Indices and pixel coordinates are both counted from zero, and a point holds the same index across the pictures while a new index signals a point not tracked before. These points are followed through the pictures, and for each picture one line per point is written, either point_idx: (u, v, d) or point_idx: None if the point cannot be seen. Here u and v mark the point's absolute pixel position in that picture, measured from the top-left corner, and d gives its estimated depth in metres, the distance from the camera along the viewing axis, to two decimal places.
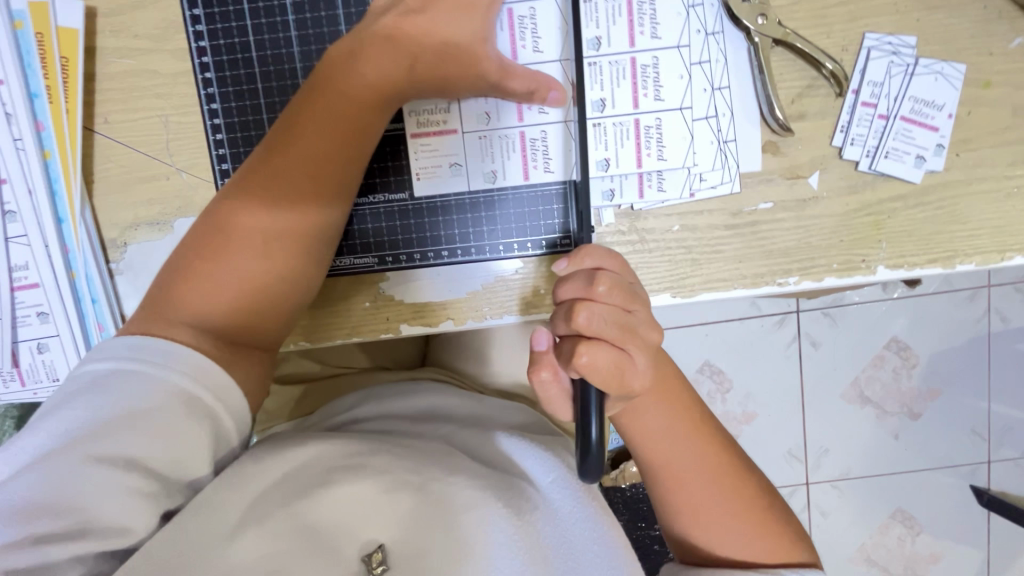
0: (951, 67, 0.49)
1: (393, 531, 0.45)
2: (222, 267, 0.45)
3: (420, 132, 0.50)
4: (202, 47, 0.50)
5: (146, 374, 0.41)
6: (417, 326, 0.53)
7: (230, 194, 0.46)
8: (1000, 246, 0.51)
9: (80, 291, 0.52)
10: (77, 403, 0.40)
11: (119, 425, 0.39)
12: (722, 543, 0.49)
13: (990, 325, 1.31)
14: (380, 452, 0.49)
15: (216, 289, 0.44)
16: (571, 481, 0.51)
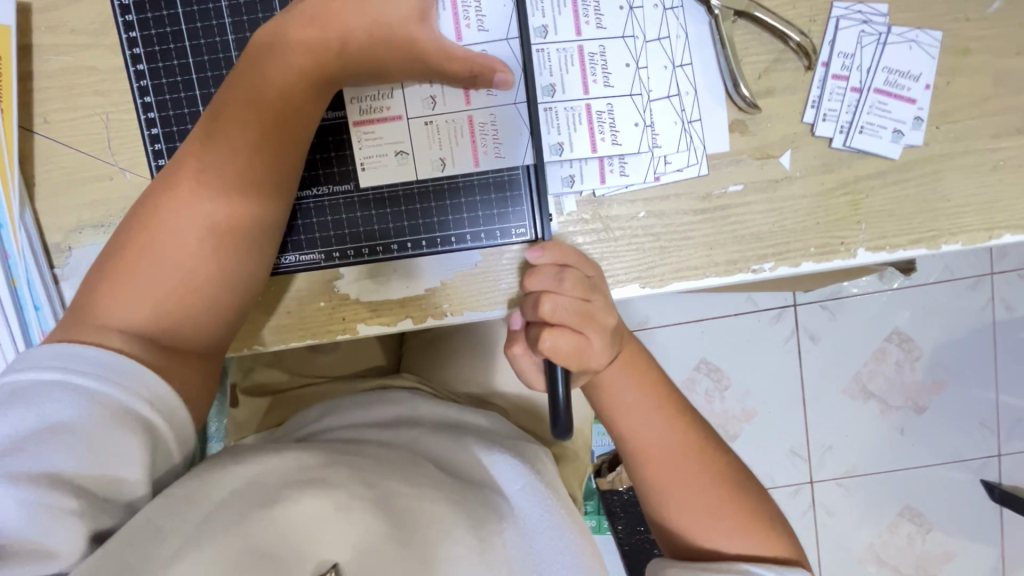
0: (926, 34, 0.46)
1: (349, 549, 0.41)
2: (148, 262, 0.43)
3: (364, 119, 0.48)
4: (134, 38, 0.49)
5: (74, 386, 0.38)
6: (375, 325, 0.51)
7: (161, 192, 0.44)
8: (988, 224, 0.49)
9: (22, 299, 0.51)
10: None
11: (44, 442, 0.37)
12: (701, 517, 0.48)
13: (994, 314, 1.29)
14: (338, 464, 0.46)
15: (151, 290, 0.43)
16: (539, 489, 0.52)
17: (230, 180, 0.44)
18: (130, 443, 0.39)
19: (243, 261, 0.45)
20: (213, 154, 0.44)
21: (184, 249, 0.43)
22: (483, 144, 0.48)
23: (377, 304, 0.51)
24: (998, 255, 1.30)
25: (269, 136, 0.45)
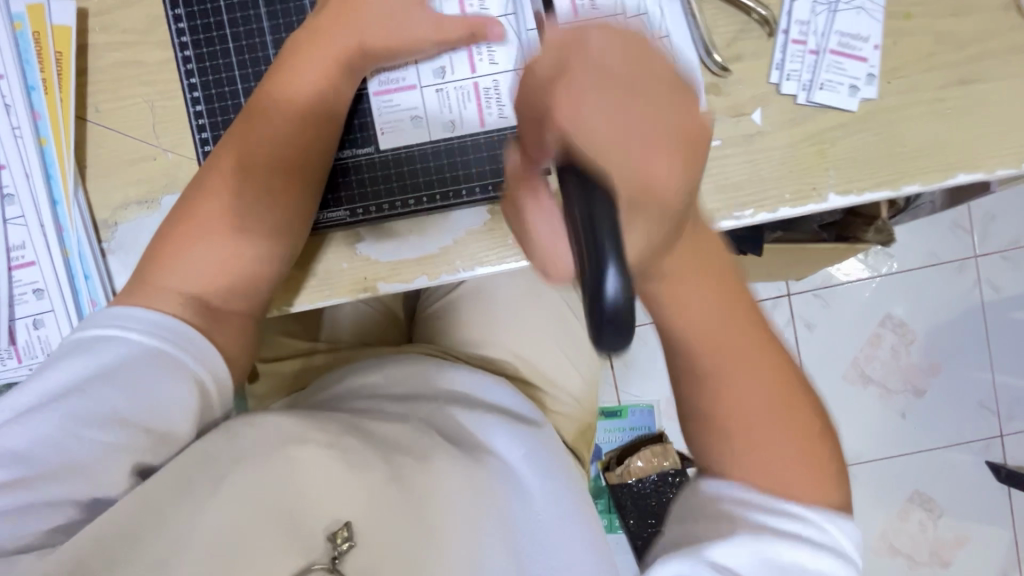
0: (871, 2, 0.53)
1: (357, 509, 0.46)
2: (209, 224, 0.49)
3: (383, 89, 0.55)
4: (182, 28, 0.55)
5: (119, 336, 0.44)
6: (394, 283, 0.56)
7: (211, 172, 0.50)
8: (944, 164, 0.54)
9: (73, 269, 0.55)
10: (56, 368, 0.43)
11: (95, 385, 0.42)
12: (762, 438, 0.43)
13: (981, 296, 1.36)
14: (348, 434, 0.50)
15: (202, 257, 0.48)
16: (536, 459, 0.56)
17: (284, 152, 0.51)
18: (170, 388, 0.43)
19: (293, 224, 0.51)
20: (268, 132, 0.51)
21: (242, 212, 0.49)
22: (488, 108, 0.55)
23: (396, 263, 0.56)
24: (981, 237, 1.36)
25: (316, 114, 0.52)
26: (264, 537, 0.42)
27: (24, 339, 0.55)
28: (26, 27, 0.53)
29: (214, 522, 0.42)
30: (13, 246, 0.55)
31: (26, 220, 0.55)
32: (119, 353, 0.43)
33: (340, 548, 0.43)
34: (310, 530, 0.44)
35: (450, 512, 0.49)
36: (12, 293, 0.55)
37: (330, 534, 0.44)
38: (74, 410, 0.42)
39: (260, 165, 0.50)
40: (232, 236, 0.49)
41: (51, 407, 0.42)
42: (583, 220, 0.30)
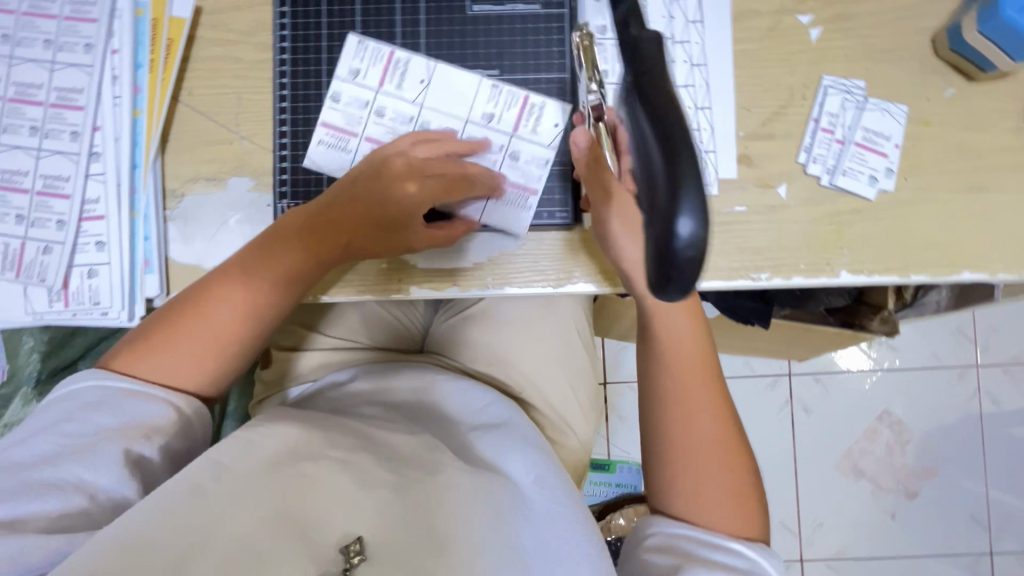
0: (895, 106, 0.59)
1: (371, 525, 0.48)
2: (186, 341, 0.53)
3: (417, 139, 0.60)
4: (284, 35, 0.61)
5: (108, 381, 0.51)
6: (426, 289, 0.60)
7: (206, 290, 0.55)
8: (949, 262, 0.59)
9: (136, 229, 0.59)
10: (55, 406, 0.50)
11: (83, 412, 0.48)
12: (705, 494, 0.54)
13: (980, 406, 1.37)
14: (364, 453, 0.56)
15: (173, 359, 0.53)
16: (549, 485, 0.57)
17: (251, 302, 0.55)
18: (151, 411, 0.50)
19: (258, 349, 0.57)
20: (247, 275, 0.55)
21: (203, 341, 0.54)
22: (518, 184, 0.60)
23: (430, 271, 0.59)
24: (982, 347, 1.38)
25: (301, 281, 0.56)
26: (278, 547, 0.44)
27: (76, 285, 0.58)
28: (147, 14, 0.60)
29: (228, 531, 0.44)
30: (87, 199, 0.59)
31: (105, 178, 0.59)
32: (108, 388, 0.50)
33: (352, 561, 0.45)
34: (322, 544, 0.46)
35: (459, 535, 0.49)
36: (76, 241, 0.58)
37: (343, 548, 0.46)
38: (68, 432, 0.47)
39: (224, 308, 0.54)
40: (188, 359, 0.53)
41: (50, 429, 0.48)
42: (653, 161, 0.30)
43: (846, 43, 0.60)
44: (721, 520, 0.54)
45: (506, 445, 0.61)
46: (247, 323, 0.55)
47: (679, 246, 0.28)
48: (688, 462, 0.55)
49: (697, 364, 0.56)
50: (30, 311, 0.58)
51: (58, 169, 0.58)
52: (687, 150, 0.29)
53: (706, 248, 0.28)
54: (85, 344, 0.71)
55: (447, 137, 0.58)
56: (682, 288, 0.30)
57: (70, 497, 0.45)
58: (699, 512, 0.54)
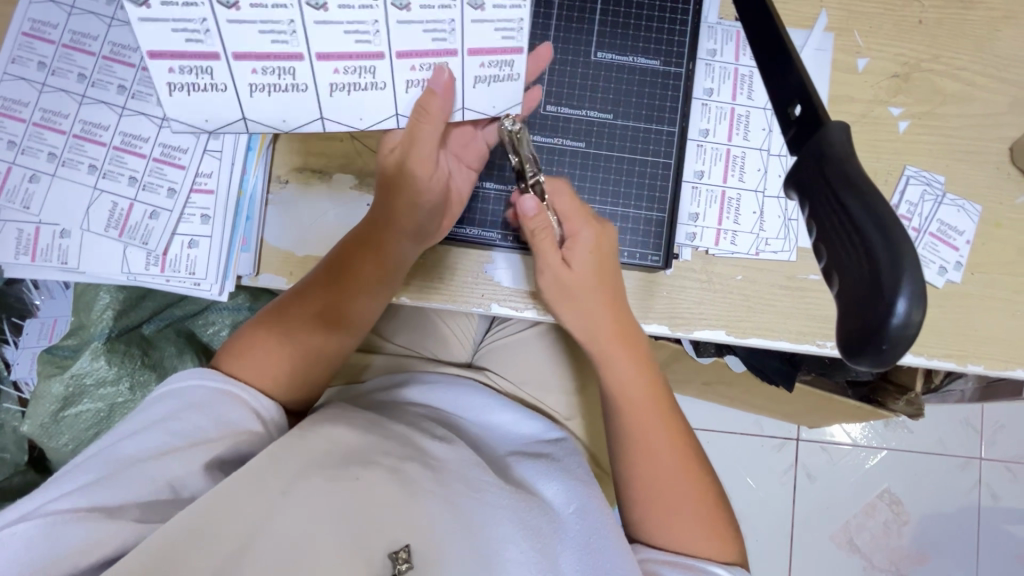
0: (970, 205, 0.63)
1: (418, 534, 0.47)
2: (270, 342, 0.58)
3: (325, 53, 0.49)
4: None
5: (211, 385, 0.53)
6: (506, 306, 0.63)
7: (285, 305, 0.59)
8: (1004, 358, 0.61)
9: (240, 208, 0.61)
10: (158, 404, 0.52)
11: (188, 413, 0.50)
12: (684, 530, 0.58)
13: (980, 498, 1.38)
14: (411, 461, 0.53)
15: (262, 365, 0.57)
16: (589, 516, 0.57)
17: (304, 319, 0.58)
18: (235, 423, 0.52)
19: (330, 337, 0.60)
20: (289, 316, 0.58)
21: (282, 352, 0.58)
22: (501, 46, 0.50)
23: (514, 289, 0.62)
24: (988, 441, 1.39)
25: (350, 307, 0.59)
26: (332, 549, 0.44)
27: (174, 253, 0.61)
28: None
29: (287, 524, 0.44)
30: (201, 172, 0.61)
31: (220, 156, 0.62)
32: (209, 391, 0.53)
33: (399, 569, 0.45)
34: (372, 545, 0.46)
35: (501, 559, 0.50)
36: (183, 211, 0.61)
37: (392, 554, 0.46)
38: (169, 430, 0.49)
39: (272, 347, 0.58)
40: (267, 367, 0.57)
41: (145, 427, 0.49)
42: (857, 226, 0.25)
43: (932, 139, 0.64)
44: (703, 546, 0.58)
45: (548, 473, 0.62)
46: (294, 364, 0.58)
47: (898, 323, 0.23)
48: (657, 493, 0.59)
49: (643, 386, 0.61)
50: (126, 272, 0.61)
51: (178, 140, 0.61)
52: (899, 223, 0.25)
53: (919, 333, 0.23)
54: (155, 308, 0.73)
55: (433, 98, 0.51)
56: (873, 365, 0.25)
57: (154, 487, 0.46)
58: (678, 544, 0.58)
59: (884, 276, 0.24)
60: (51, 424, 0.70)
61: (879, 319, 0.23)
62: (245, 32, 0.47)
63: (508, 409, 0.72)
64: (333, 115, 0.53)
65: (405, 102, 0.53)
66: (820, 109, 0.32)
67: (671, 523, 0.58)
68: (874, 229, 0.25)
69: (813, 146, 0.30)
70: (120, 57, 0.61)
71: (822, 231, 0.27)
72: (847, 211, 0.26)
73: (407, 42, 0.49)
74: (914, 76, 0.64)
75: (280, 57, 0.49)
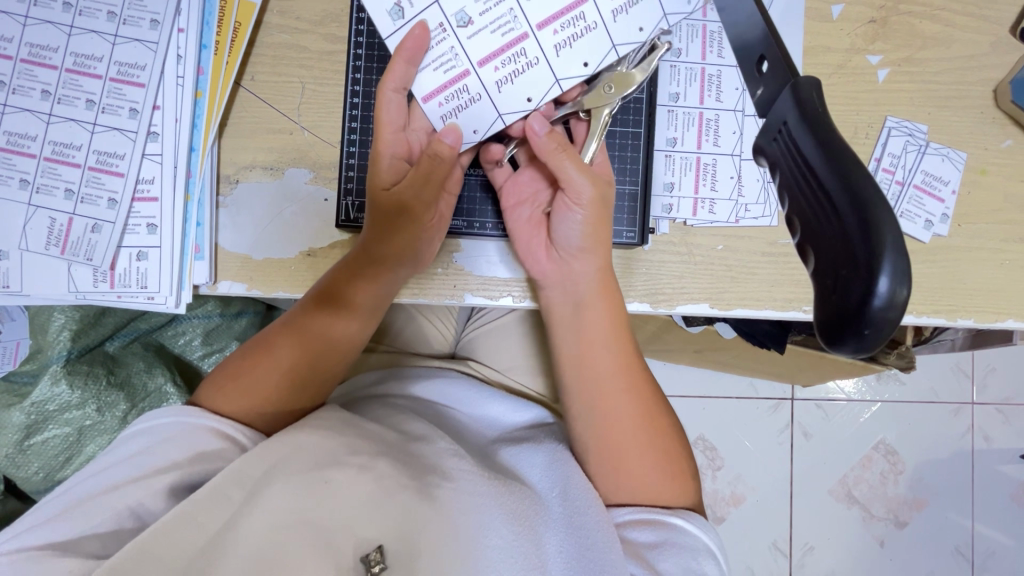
0: (954, 153, 0.60)
1: (388, 531, 0.46)
2: (267, 361, 0.55)
3: (431, 96, 0.52)
4: (362, 17, 0.59)
5: (184, 416, 0.51)
6: (480, 296, 0.60)
7: (289, 322, 0.57)
8: (994, 309, 0.60)
9: (188, 214, 0.58)
10: (127, 440, 0.50)
11: (154, 444, 0.48)
12: (646, 478, 0.57)
13: (973, 442, 1.39)
14: (386, 457, 0.50)
15: (259, 382, 0.54)
16: (575, 493, 0.55)
17: (306, 336, 0.56)
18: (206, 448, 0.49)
19: (330, 354, 0.57)
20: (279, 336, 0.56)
21: (277, 372, 0.55)
22: None
23: (487, 278, 0.60)
24: (979, 386, 1.40)
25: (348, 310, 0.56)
26: (301, 556, 0.42)
27: (123, 267, 0.57)
28: None
29: (250, 538, 0.42)
30: (141, 179, 0.57)
31: (161, 159, 0.58)
32: (176, 420, 0.51)
33: (372, 571, 0.43)
34: (343, 550, 0.44)
35: (481, 549, 0.47)
36: (127, 222, 0.57)
37: (364, 556, 0.44)
38: (138, 462, 0.47)
39: (267, 374, 0.54)
40: (260, 389, 0.54)
41: (114, 464, 0.48)
42: (830, 199, 0.23)
43: (913, 87, 0.60)
44: (668, 492, 0.57)
45: (533, 457, 0.59)
46: (284, 381, 0.55)
47: (880, 306, 0.20)
48: (617, 439, 0.57)
49: (606, 319, 0.58)
50: (74, 291, 0.57)
51: (113, 146, 0.57)
52: (876, 190, 0.22)
53: (903, 313, 0.21)
54: (116, 324, 0.69)
55: (409, 45, 0.50)
56: (855, 352, 0.22)
57: (114, 517, 0.44)
58: (640, 491, 0.56)
59: (860, 255, 0.21)
60: (15, 454, 0.67)
61: (857, 300, 0.21)
62: (425, 76, 0.52)
63: (493, 398, 0.70)
64: (511, 105, 0.52)
65: (568, 67, 0.51)
66: (787, 66, 0.29)
67: (634, 472, 0.57)
68: (856, 201, 0.22)
69: (778, 110, 0.27)
70: (39, 59, 0.56)
71: (795, 203, 0.25)
72: (819, 180, 0.23)
73: (481, 50, 0.51)
74: (891, 20, 0.61)
75: (454, 81, 0.52)
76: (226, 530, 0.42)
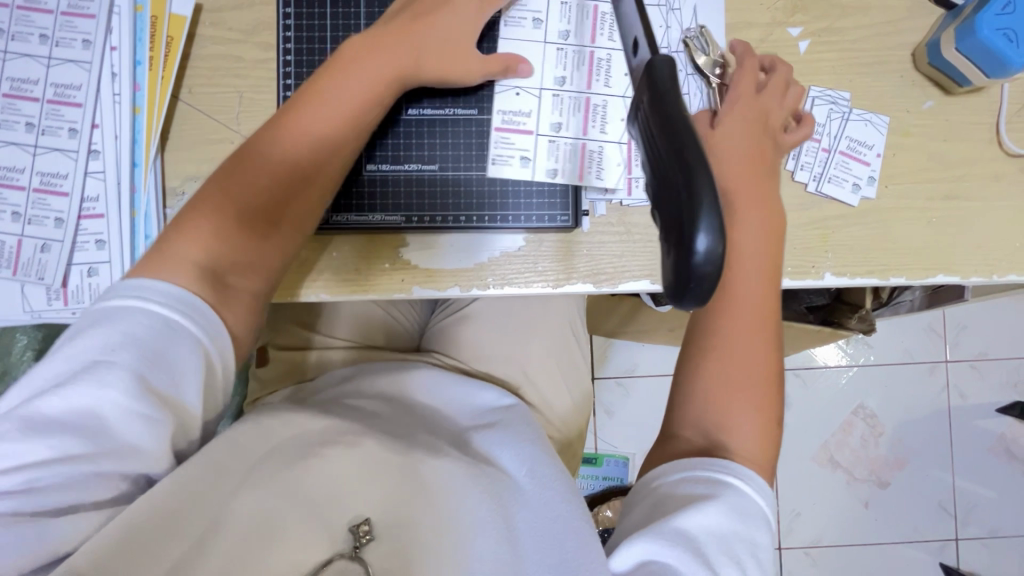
0: (877, 117, 0.62)
1: (376, 506, 0.50)
2: (217, 217, 0.51)
3: (503, 126, 0.61)
4: (288, 25, 0.61)
5: (161, 314, 0.45)
6: (428, 288, 0.61)
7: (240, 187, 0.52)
8: (925, 266, 0.62)
9: (137, 228, 0.59)
10: (89, 334, 0.44)
11: (127, 354, 0.42)
12: (732, 423, 0.50)
13: (949, 400, 1.42)
14: (371, 436, 0.54)
15: (204, 248, 0.49)
16: (543, 470, 0.56)
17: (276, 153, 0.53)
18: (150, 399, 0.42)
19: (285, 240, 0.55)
20: (227, 201, 0.51)
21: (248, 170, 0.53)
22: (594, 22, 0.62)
23: (433, 270, 0.61)
24: (951, 344, 1.43)
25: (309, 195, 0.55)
26: (295, 531, 0.47)
27: (75, 284, 0.58)
28: (146, 11, 0.59)
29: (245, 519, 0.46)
30: (86, 197, 0.59)
31: (104, 176, 0.59)
32: (153, 325, 0.44)
33: (362, 540, 0.47)
34: (334, 523, 0.48)
35: (459, 520, 0.50)
36: (75, 239, 0.58)
37: (353, 527, 0.48)
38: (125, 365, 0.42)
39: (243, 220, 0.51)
40: (200, 257, 0.49)
41: (78, 370, 0.42)
42: (668, 170, 0.25)
43: (834, 56, 0.62)
44: (748, 446, 0.50)
45: (503, 441, 0.60)
46: (250, 182, 0.52)
47: (699, 261, 0.23)
48: (716, 373, 0.51)
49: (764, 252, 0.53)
50: (29, 310, 0.58)
51: (56, 166, 0.58)
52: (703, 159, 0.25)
53: (722, 265, 0.24)
54: None
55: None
56: (697, 305, 0.25)
57: None
58: (722, 433, 0.50)
59: (685, 217, 0.24)
60: None
61: (686, 256, 0.24)
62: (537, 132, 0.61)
63: (455, 382, 0.70)
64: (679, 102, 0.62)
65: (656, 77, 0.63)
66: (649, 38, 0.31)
67: (723, 415, 0.51)
68: (686, 171, 0.24)
69: (638, 87, 0.29)
70: None
71: (648, 173, 0.27)
72: (661, 150, 0.26)
73: (584, 78, 0.62)
74: None
75: (560, 125, 0.62)
76: (220, 514, 0.45)
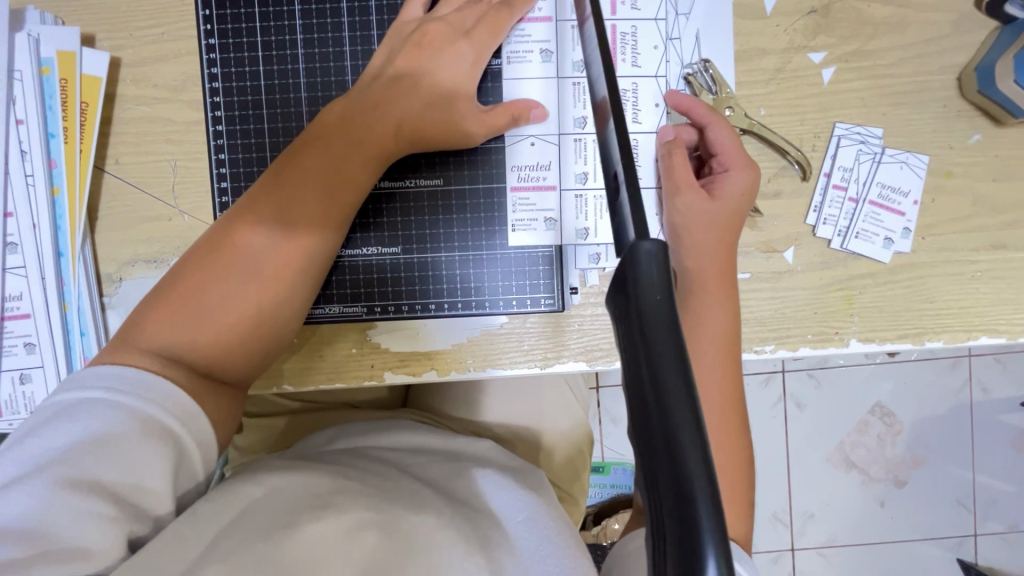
0: (915, 157, 0.53)
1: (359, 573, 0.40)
2: (199, 285, 0.45)
3: (521, 184, 0.54)
4: (215, 88, 0.53)
5: (112, 400, 0.39)
6: (400, 374, 0.54)
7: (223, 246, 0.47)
8: (966, 326, 0.53)
9: (70, 324, 0.53)
10: (45, 431, 0.38)
11: (81, 453, 0.37)
12: None
13: (970, 395, 1.32)
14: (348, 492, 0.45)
15: (183, 317, 0.44)
16: (545, 522, 0.47)
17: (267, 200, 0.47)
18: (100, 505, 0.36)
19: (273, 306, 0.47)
20: (207, 260, 0.46)
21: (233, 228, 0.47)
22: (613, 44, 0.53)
23: (405, 354, 0.54)
24: None
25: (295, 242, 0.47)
26: None
27: (7, 393, 0.53)
28: (54, 73, 0.51)
29: None
30: (8, 295, 0.52)
31: (26, 272, 0.52)
32: (108, 417, 0.38)
33: None
34: None
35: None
36: (1, 344, 0.53)
37: None
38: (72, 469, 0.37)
39: (213, 299, 0.45)
40: (178, 329, 0.44)
41: (19, 478, 0.36)
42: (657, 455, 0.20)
43: (863, 85, 0.53)
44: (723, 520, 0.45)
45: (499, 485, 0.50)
46: (236, 241, 0.46)
47: None
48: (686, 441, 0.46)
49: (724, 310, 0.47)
50: None
51: None
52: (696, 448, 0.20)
53: None
54: None
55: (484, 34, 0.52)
56: None
57: None
58: None
59: (678, 535, 0.19)
60: None
61: None
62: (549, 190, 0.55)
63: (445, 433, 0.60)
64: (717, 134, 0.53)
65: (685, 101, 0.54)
66: (636, 229, 0.25)
67: None
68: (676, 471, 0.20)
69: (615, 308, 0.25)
70: None
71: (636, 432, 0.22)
72: (648, 421, 0.21)
73: None
74: (834, 8, 0.52)
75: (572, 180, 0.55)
76: None
